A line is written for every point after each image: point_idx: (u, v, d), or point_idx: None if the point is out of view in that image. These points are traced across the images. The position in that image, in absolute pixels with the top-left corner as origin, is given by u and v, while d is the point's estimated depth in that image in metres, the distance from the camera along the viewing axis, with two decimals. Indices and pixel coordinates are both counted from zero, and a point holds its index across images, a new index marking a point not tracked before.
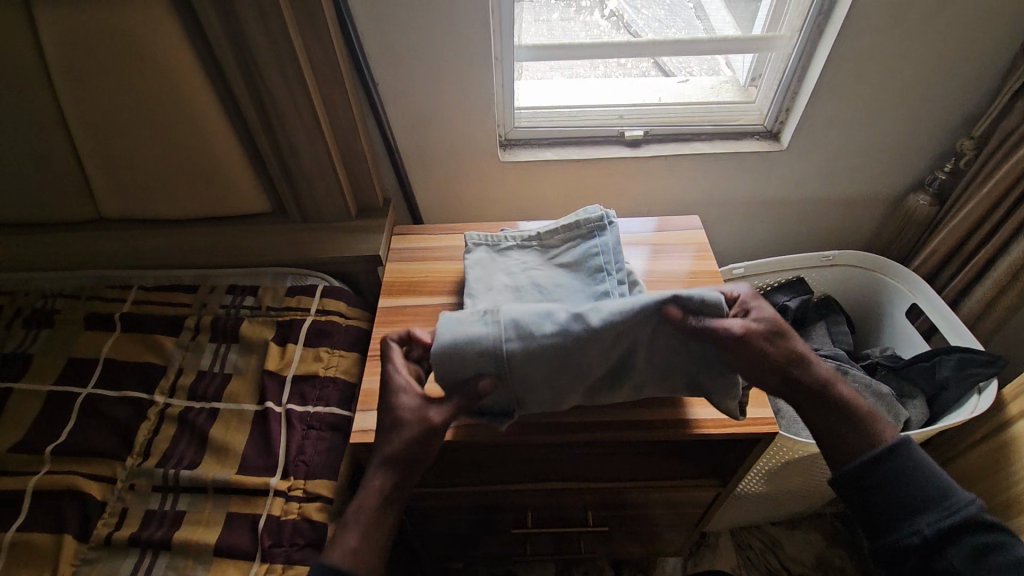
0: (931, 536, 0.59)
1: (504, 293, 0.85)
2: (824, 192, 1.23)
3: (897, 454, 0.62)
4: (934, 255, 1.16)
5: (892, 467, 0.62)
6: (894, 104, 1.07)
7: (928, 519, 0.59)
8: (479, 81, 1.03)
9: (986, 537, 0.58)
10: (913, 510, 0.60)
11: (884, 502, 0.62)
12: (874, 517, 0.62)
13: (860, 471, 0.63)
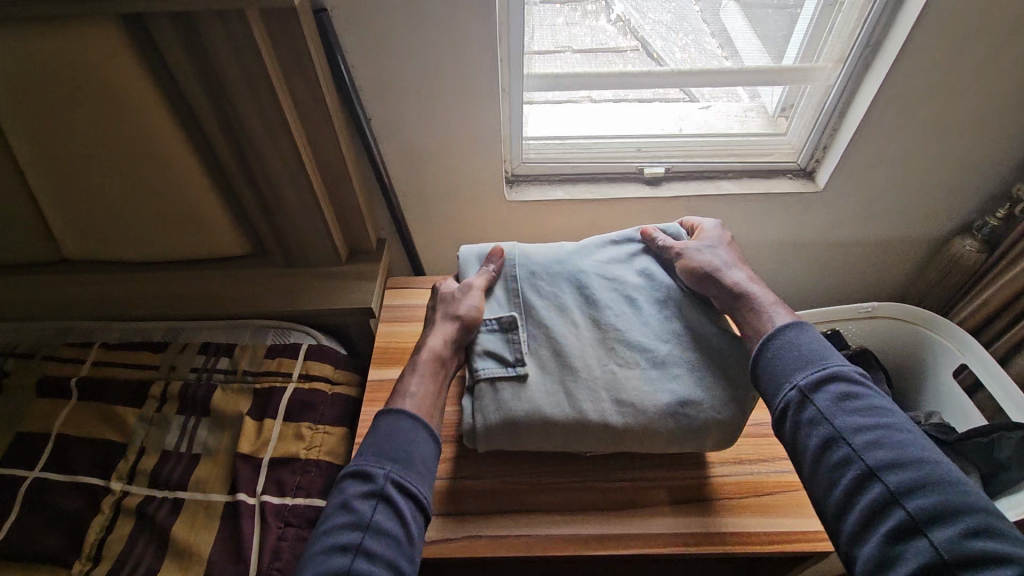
0: (810, 385, 0.60)
1: None
2: (860, 235, 1.12)
3: (799, 328, 0.64)
4: (982, 308, 1.05)
5: (781, 341, 0.64)
6: (946, 144, 0.96)
7: (815, 365, 0.61)
8: (484, 115, 0.92)
9: (872, 422, 0.56)
10: (797, 369, 0.61)
11: (774, 360, 0.63)
12: (768, 388, 0.63)
13: (770, 339, 0.64)
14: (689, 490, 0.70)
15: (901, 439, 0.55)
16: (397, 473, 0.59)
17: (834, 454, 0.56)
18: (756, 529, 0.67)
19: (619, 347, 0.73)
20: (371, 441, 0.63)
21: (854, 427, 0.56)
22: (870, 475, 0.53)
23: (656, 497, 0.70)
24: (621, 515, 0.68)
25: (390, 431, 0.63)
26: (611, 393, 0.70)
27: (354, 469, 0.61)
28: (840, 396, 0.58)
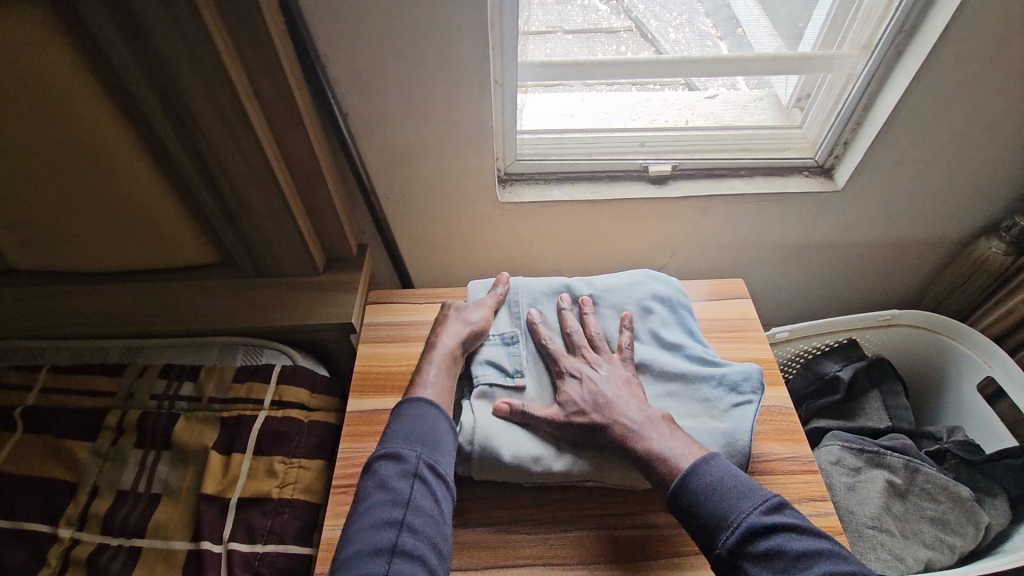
0: (734, 533, 0.54)
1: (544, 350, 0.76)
2: (879, 236, 1.04)
3: (714, 467, 0.58)
4: (1009, 314, 0.98)
5: (698, 486, 0.57)
6: (977, 139, 0.88)
7: (735, 506, 0.55)
8: (473, 109, 0.83)
9: (798, 562, 0.51)
10: (716, 518, 0.55)
11: (693, 507, 0.56)
12: (693, 535, 0.57)
13: (686, 481, 0.57)
14: None
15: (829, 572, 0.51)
16: (429, 457, 0.58)
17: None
18: None
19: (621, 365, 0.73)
20: (398, 428, 0.61)
21: (782, 572, 0.51)
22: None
23: (674, 548, 0.62)
24: (647, 566, 0.61)
25: (415, 418, 0.61)
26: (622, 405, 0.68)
27: (383, 453, 0.59)
28: (766, 536, 0.53)
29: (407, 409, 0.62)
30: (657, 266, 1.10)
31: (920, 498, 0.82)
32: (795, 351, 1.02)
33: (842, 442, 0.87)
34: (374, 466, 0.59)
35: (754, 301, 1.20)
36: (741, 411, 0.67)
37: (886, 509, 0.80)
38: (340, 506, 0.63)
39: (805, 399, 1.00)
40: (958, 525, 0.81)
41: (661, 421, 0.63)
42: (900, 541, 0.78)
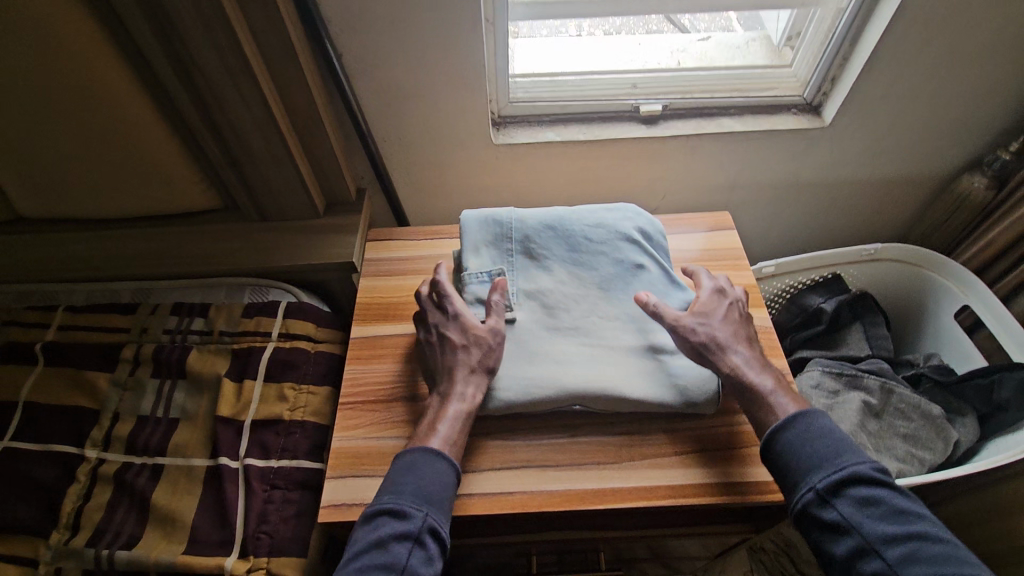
0: (827, 473, 0.57)
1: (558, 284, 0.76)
2: (866, 174, 1.07)
3: (823, 419, 0.61)
4: (989, 248, 1.01)
5: (805, 427, 0.60)
6: (964, 73, 0.89)
7: (836, 454, 0.58)
8: (466, 48, 0.84)
9: (890, 517, 0.54)
10: (813, 462, 0.58)
11: (795, 445, 0.59)
12: (786, 473, 0.59)
13: (796, 423, 0.60)
14: (689, 444, 0.68)
15: (917, 535, 0.53)
16: (434, 518, 0.56)
17: (841, 541, 0.55)
18: (759, 478, 0.65)
19: (608, 298, 0.74)
20: (401, 478, 0.58)
21: (869, 520, 0.54)
22: (877, 558, 0.53)
23: (659, 452, 0.67)
24: (631, 467, 0.66)
25: (415, 468, 0.58)
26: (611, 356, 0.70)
27: (387, 505, 0.56)
28: (857, 488, 0.56)
29: (404, 455, 0.60)
30: (648, 208, 1.13)
31: (893, 417, 0.87)
32: (781, 286, 1.05)
33: (822, 368, 0.91)
34: (374, 518, 0.56)
35: (745, 241, 1.23)
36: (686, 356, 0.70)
37: (861, 426, 0.85)
38: (348, 419, 0.67)
39: (789, 331, 1.04)
40: (928, 440, 0.86)
41: (766, 376, 0.65)
42: (872, 454, 0.84)
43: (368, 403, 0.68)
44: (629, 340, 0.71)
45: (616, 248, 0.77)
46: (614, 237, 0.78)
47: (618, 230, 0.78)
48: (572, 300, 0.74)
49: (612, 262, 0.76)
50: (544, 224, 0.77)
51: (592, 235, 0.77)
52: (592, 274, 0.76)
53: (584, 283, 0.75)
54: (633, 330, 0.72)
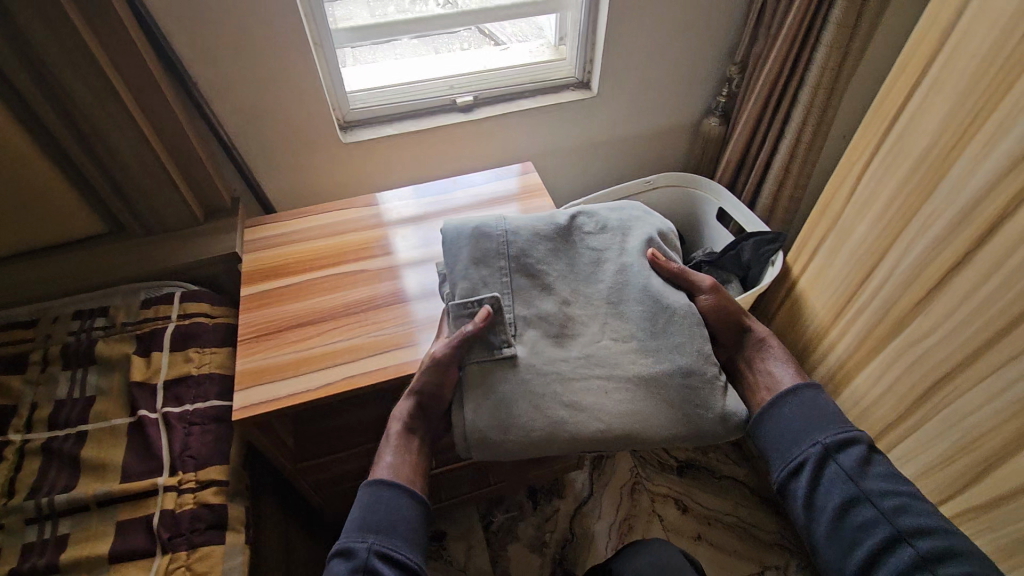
0: (828, 434, 0.73)
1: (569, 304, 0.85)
2: (637, 129, 1.41)
3: (824, 395, 0.78)
4: (728, 167, 1.38)
5: (808, 394, 0.78)
6: (672, 43, 1.26)
7: (836, 423, 0.74)
8: (300, 66, 1.06)
9: (888, 480, 0.69)
10: (814, 427, 0.75)
11: (807, 407, 0.77)
12: (795, 431, 0.76)
13: (802, 394, 0.78)
14: None
15: (903, 489, 0.68)
16: (381, 543, 0.67)
17: (840, 490, 0.69)
18: None
19: (620, 318, 0.83)
20: (352, 519, 0.70)
21: (862, 474, 0.69)
22: (864, 501, 0.68)
23: None
24: None
25: (360, 505, 0.70)
26: (624, 393, 0.79)
27: (336, 548, 0.67)
28: (854, 452, 0.71)
29: (359, 494, 0.72)
30: None
31: None
32: None
33: None
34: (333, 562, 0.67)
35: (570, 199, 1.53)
36: (700, 391, 0.79)
37: None
38: (247, 349, 0.83)
39: None
40: None
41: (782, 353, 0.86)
42: None
43: (263, 336, 0.85)
44: (645, 369, 0.80)
45: (624, 263, 0.86)
46: (620, 253, 0.88)
47: (620, 245, 0.89)
48: (583, 323, 0.83)
49: (617, 275, 0.86)
50: (544, 239, 0.88)
51: (594, 246, 0.89)
52: (603, 296, 0.85)
53: (590, 310, 0.85)
54: (652, 356, 0.81)
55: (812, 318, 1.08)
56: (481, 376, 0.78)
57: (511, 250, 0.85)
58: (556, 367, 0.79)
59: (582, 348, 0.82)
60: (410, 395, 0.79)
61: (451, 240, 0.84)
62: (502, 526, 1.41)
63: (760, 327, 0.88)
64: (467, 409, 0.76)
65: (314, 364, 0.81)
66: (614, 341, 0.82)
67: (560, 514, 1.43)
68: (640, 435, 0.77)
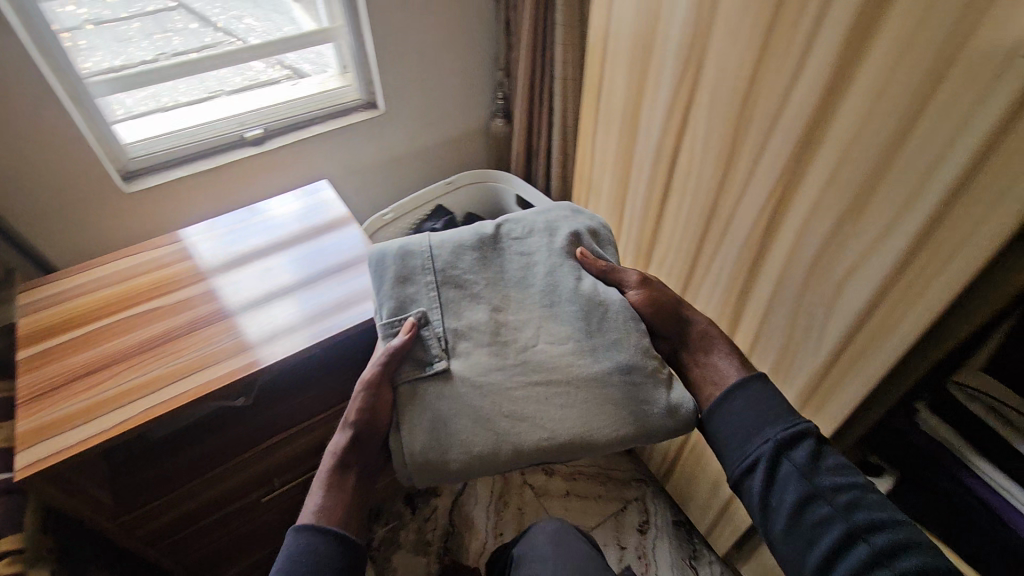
0: (773, 427, 0.70)
1: (500, 312, 0.82)
2: (431, 139, 1.54)
3: (777, 391, 0.73)
4: (518, 160, 1.56)
5: (755, 386, 0.74)
6: (439, 59, 1.41)
7: (782, 416, 0.71)
8: (55, 121, 1.03)
9: (839, 471, 0.66)
10: (763, 422, 0.71)
11: (753, 401, 0.73)
12: (743, 429, 0.72)
13: (739, 389, 0.75)
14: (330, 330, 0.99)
15: (853, 476, 0.66)
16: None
17: (794, 491, 0.65)
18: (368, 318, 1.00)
19: (556, 321, 0.81)
20: (281, 560, 0.66)
21: (815, 471, 0.66)
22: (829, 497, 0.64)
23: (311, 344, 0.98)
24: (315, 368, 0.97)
25: (289, 544, 0.67)
26: (571, 396, 0.77)
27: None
28: (807, 446, 0.68)
29: (291, 538, 0.68)
30: None
31: None
32: (408, 225, 1.43)
33: None
34: None
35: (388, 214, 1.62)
36: (650, 389, 0.78)
37: None
38: (25, 410, 0.79)
39: None
40: None
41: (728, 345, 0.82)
42: None
43: (42, 394, 0.81)
44: (587, 369, 0.78)
45: (554, 265, 0.84)
46: (549, 256, 0.85)
47: (548, 246, 0.86)
48: (519, 330, 0.81)
49: (546, 275, 0.83)
50: (471, 249, 0.85)
51: (521, 251, 0.86)
52: (538, 300, 0.82)
53: (525, 315, 0.82)
54: (591, 355, 0.79)
55: None
56: (410, 401, 0.76)
57: (446, 268, 0.83)
58: (493, 378, 0.77)
59: (520, 356, 0.79)
60: (346, 426, 0.76)
61: (377, 264, 0.83)
62: (384, 540, 1.42)
63: (701, 318, 0.86)
64: (403, 435, 0.74)
65: (104, 407, 0.80)
66: (552, 344, 0.79)
67: (439, 510, 1.47)
68: (588, 440, 0.75)
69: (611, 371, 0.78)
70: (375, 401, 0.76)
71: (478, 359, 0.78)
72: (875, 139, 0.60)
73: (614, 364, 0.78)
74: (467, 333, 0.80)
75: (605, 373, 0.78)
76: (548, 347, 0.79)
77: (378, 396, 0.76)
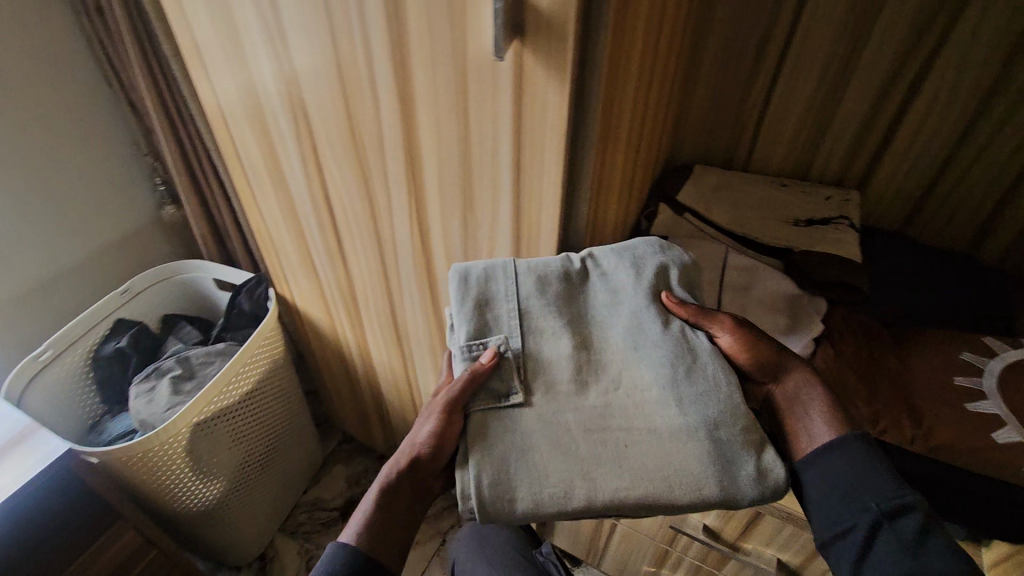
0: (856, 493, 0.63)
1: (582, 353, 0.69)
2: (86, 249, 1.31)
3: (880, 459, 0.64)
4: (206, 241, 1.43)
5: (850, 448, 0.65)
6: (56, 160, 1.21)
7: (874, 474, 0.63)
8: None
9: (949, 551, 0.58)
10: (846, 489, 0.64)
11: (854, 460, 0.64)
12: (845, 490, 0.64)
13: (829, 448, 0.66)
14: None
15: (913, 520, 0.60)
16: None
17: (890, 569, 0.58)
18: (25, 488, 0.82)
19: (640, 364, 0.67)
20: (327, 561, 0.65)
21: (918, 548, 0.58)
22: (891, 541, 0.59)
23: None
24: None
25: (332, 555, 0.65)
26: (657, 445, 0.62)
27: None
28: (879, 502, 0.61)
29: (334, 547, 0.66)
30: None
31: (202, 371, 1.13)
32: (82, 354, 1.19)
33: (136, 383, 1.10)
34: None
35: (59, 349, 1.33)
36: (741, 453, 0.61)
37: (177, 394, 1.08)
38: None
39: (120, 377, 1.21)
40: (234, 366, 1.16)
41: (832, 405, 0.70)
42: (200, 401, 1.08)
43: None
44: (674, 421, 0.63)
45: (639, 308, 0.70)
46: (638, 297, 0.70)
47: (636, 286, 0.71)
48: (606, 371, 0.68)
49: (647, 317, 0.69)
50: (561, 270, 0.72)
51: (614, 284, 0.73)
52: (620, 339, 0.69)
53: (615, 360, 0.68)
54: (689, 413, 0.63)
55: (319, 326, 1.22)
56: (478, 439, 0.63)
57: (525, 293, 0.70)
58: (568, 421, 0.64)
59: (613, 406, 0.65)
60: (414, 446, 0.70)
61: (463, 275, 0.72)
62: None
63: (799, 373, 0.72)
64: (464, 467, 0.62)
65: None
66: (634, 389, 0.66)
67: None
68: (668, 503, 0.60)
69: (706, 422, 0.62)
70: (432, 437, 0.68)
71: (546, 409, 0.65)
72: (450, 143, 0.69)
73: (710, 418, 0.62)
74: (542, 385, 0.67)
75: (695, 425, 0.62)
76: (637, 404, 0.65)
77: (444, 426, 0.67)
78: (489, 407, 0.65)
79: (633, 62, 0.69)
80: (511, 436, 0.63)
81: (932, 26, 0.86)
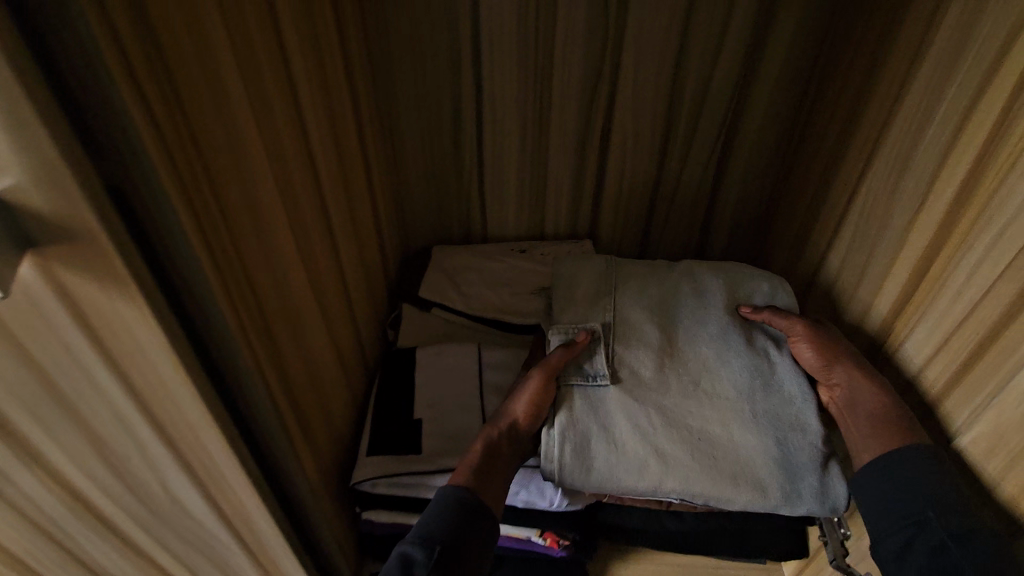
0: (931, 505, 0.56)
1: (671, 369, 0.72)
2: None
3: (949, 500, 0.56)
4: None
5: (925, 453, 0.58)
6: None
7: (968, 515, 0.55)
8: None
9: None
10: (931, 500, 0.56)
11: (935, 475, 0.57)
12: (922, 496, 0.57)
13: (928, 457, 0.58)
14: None
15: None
16: (429, 542, 0.58)
17: None
18: None
19: (725, 373, 0.71)
20: (427, 516, 0.62)
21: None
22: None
23: None
24: None
25: (438, 504, 0.63)
26: (721, 446, 0.66)
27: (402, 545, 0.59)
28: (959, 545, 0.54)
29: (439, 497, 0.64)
30: None
31: None
32: None
33: None
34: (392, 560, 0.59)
35: None
36: (807, 458, 0.66)
37: None
38: None
39: None
40: None
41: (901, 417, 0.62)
42: None
43: None
44: (744, 417, 0.68)
45: (724, 331, 0.74)
46: (723, 317, 0.76)
47: (719, 313, 0.77)
48: (688, 373, 0.72)
49: (738, 340, 0.73)
50: (648, 291, 0.80)
51: (709, 302, 0.78)
52: (709, 345, 0.74)
53: (703, 362, 0.72)
54: (759, 418, 0.68)
55: None
56: (568, 424, 0.67)
57: (608, 276, 0.81)
58: (651, 408, 0.69)
59: (695, 401, 0.70)
60: (511, 413, 0.70)
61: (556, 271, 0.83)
62: None
63: (855, 375, 0.66)
64: (551, 421, 0.68)
65: None
66: (711, 390, 0.70)
67: None
68: (722, 495, 0.64)
69: (782, 431, 0.67)
70: (528, 408, 0.69)
71: (635, 411, 0.68)
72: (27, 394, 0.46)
73: (788, 428, 0.67)
74: (632, 389, 0.70)
75: (770, 434, 0.67)
76: (720, 404, 0.69)
77: (544, 393, 0.69)
78: (590, 378, 0.71)
79: (273, 202, 0.54)
80: (597, 419, 0.68)
81: (601, 83, 0.87)
